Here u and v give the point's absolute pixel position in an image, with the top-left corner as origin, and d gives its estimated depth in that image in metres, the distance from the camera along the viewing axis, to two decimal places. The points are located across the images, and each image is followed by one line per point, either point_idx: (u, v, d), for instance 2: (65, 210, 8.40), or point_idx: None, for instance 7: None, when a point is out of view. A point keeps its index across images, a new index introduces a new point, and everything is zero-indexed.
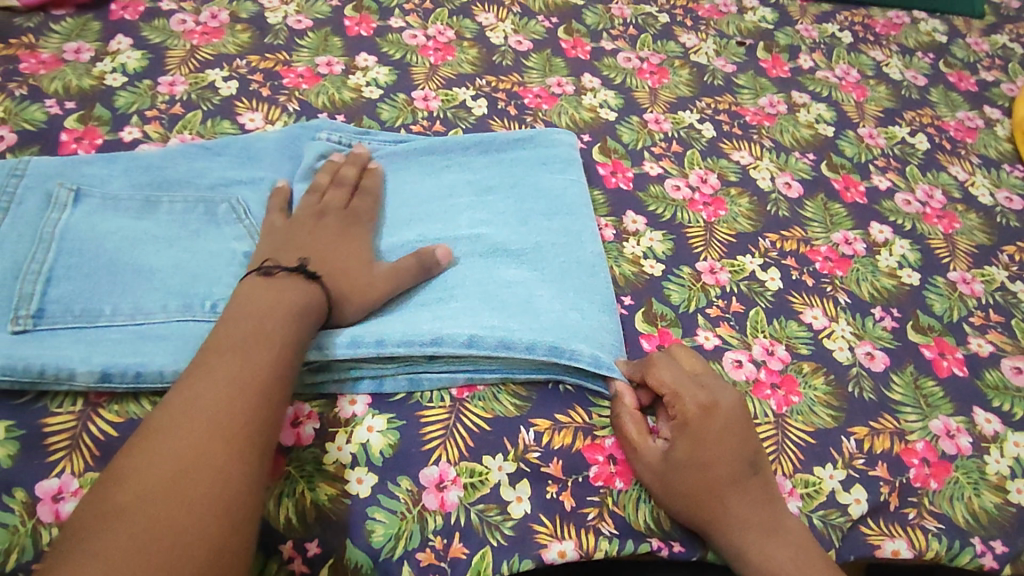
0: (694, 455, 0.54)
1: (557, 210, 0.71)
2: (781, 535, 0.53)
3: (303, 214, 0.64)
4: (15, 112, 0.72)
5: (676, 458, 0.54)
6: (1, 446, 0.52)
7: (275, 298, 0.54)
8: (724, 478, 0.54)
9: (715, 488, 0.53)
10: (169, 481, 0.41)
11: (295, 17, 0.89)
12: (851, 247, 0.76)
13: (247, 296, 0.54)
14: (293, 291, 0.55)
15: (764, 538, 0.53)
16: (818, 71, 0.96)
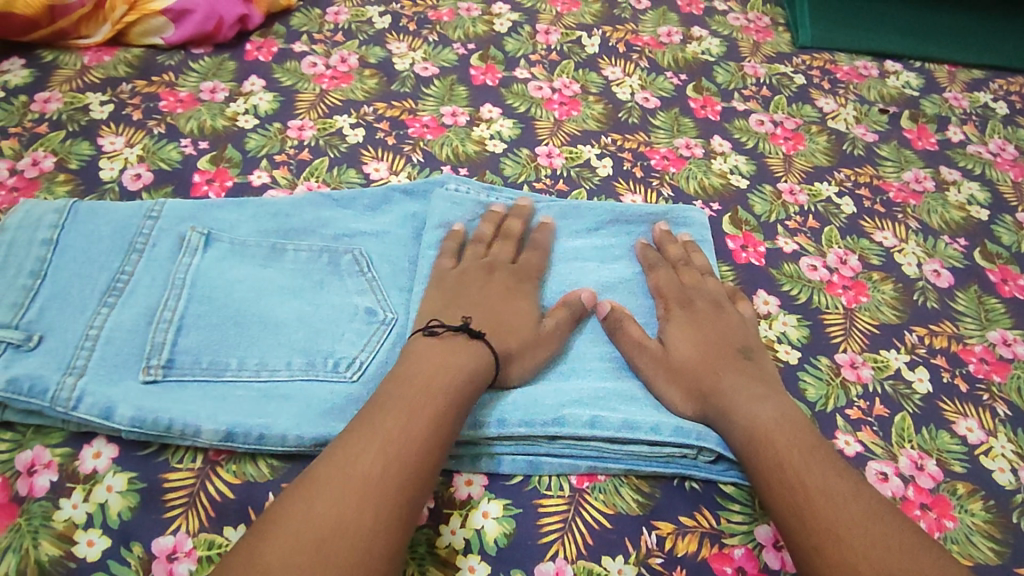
0: (818, 474, 0.50)
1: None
2: (910, 550, 0.46)
3: (473, 266, 0.64)
4: (153, 151, 0.73)
5: (804, 468, 0.50)
6: (123, 497, 0.52)
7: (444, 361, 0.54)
8: (843, 494, 0.49)
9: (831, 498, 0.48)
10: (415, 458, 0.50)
11: (422, 64, 0.89)
12: (1010, 349, 0.69)
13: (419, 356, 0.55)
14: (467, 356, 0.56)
15: (894, 554, 0.45)
16: (969, 145, 0.89)
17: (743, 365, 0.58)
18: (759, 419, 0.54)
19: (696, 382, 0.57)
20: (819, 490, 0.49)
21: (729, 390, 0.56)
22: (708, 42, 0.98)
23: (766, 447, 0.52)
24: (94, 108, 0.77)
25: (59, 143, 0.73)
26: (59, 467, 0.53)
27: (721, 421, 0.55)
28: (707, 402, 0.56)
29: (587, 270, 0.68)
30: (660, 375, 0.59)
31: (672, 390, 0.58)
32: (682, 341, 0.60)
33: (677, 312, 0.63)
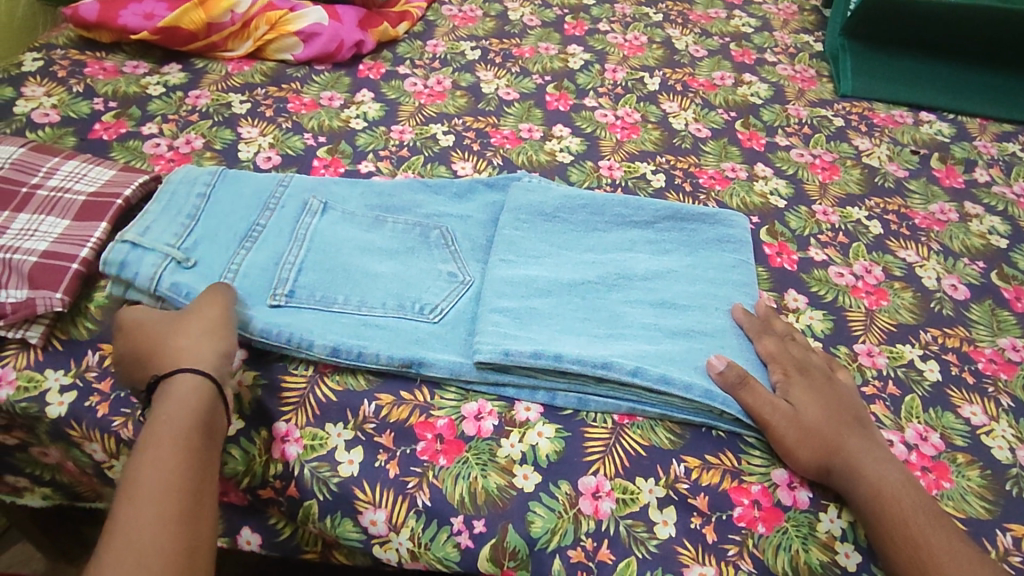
0: (940, 536, 0.55)
1: (724, 286, 0.76)
2: None
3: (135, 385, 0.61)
4: (282, 141, 0.89)
5: (927, 530, 0.56)
6: (249, 390, 0.64)
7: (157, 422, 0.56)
8: (965, 555, 0.54)
9: (956, 559, 0.54)
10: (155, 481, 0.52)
11: (506, 90, 1.03)
12: (1018, 353, 0.77)
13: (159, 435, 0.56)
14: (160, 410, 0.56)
15: None
16: (994, 186, 0.98)
17: (852, 420, 0.64)
18: (883, 477, 0.59)
19: (824, 442, 0.61)
20: (946, 550, 0.54)
21: (860, 453, 0.61)
22: (757, 87, 1.10)
23: (892, 501, 0.58)
24: (235, 105, 0.93)
25: (208, 129, 0.89)
26: None
27: (850, 478, 0.60)
28: (839, 462, 0.60)
29: (639, 256, 0.78)
30: (782, 424, 0.63)
31: (804, 450, 0.62)
32: (809, 407, 0.64)
33: (795, 376, 0.66)
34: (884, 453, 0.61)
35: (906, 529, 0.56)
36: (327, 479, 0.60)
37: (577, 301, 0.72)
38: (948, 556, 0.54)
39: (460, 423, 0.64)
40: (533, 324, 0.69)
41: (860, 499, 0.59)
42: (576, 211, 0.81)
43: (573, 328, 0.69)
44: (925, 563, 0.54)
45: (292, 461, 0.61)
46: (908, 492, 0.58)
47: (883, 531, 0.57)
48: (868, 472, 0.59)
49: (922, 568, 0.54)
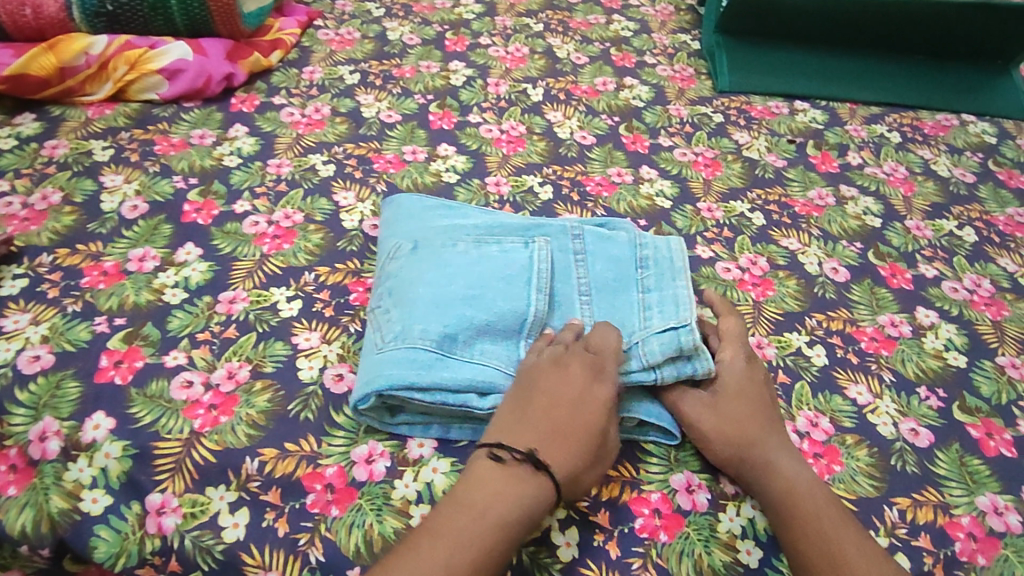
0: (848, 532, 0.56)
1: (649, 260, 0.72)
2: None
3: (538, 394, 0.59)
4: (149, 186, 0.85)
5: (837, 525, 0.56)
6: (119, 462, 0.60)
7: (516, 488, 0.55)
8: (871, 551, 0.55)
9: (862, 555, 0.54)
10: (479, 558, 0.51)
11: (387, 112, 1.01)
12: (897, 329, 0.79)
13: (479, 479, 0.55)
14: (526, 489, 0.55)
15: None
16: (866, 167, 1.02)
17: (770, 417, 0.65)
18: (796, 473, 0.60)
19: (739, 437, 0.62)
20: (854, 544, 0.55)
21: (775, 450, 0.62)
22: (638, 90, 1.12)
23: (803, 495, 0.59)
24: (97, 152, 0.88)
25: (66, 181, 0.84)
26: (65, 435, 0.61)
27: (763, 472, 0.61)
28: (754, 457, 0.61)
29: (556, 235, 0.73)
30: (706, 412, 0.64)
31: (720, 442, 0.63)
32: (733, 400, 0.64)
33: (726, 363, 0.67)
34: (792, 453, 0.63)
35: (816, 523, 0.56)
36: (211, 547, 0.57)
37: (505, 287, 0.66)
38: (856, 549, 0.55)
39: (351, 469, 0.61)
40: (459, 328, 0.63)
41: (769, 492, 0.60)
42: (481, 217, 0.77)
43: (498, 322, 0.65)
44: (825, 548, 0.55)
45: (171, 534, 0.57)
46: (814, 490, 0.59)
47: (791, 523, 0.57)
48: (779, 471, 0.61)
49: (833, 562, 0.54)
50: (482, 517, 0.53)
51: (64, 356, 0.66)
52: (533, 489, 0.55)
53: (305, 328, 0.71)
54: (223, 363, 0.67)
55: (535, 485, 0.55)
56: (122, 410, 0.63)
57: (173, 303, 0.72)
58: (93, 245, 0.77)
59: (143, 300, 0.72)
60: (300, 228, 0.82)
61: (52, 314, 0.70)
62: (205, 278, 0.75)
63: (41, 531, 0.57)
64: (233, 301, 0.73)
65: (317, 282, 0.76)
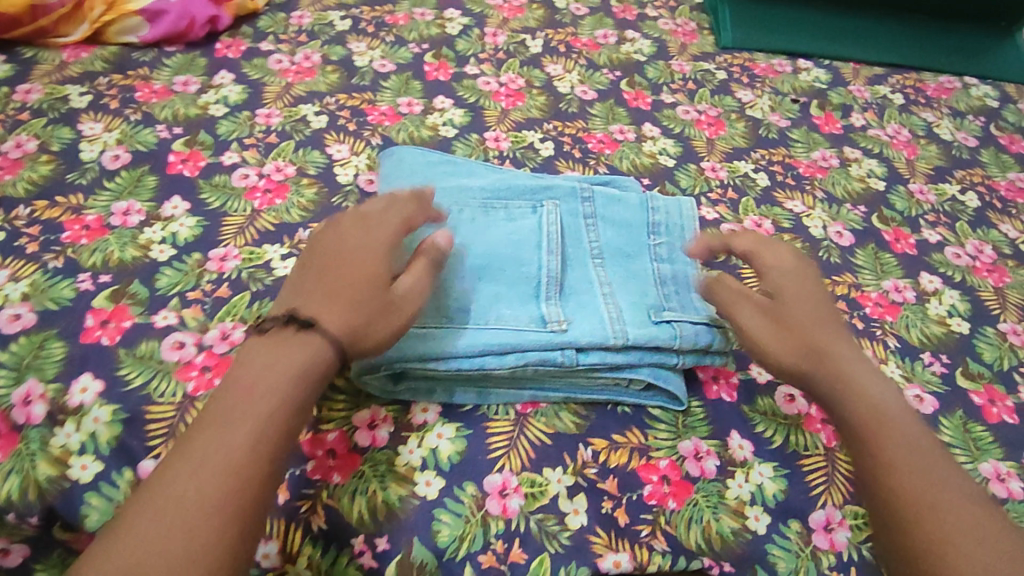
0: (930, 452, 0.52)
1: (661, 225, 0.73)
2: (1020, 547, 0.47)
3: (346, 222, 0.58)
4: (131, 135, 0.80)
5: (918, 442, 0.52)
6: (108, 428, 0.58)
7: (274, 357, 0.49)
8: (950, 474, 0.50)
9: (941, 479, 0.50)
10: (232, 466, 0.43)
11: (380, 62, 0.97)
12: (901, 294, 0.79)
13: (249, 357, 0.50)
14: (291, 354, 0.50)
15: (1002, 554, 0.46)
16: (870, 129, 1.00)
17: (847, 340, 0.60)
18: (871, 387, 0.56)
19: (834, 371, 0.57)
20: (931, 462, 0.51)
21: (848, 361, 0.57)
22: (640, 44, 1.08)
23: (887, 413, 0.54)
24: (73, 98, 0.83)
25: (42, 128, 0.79)
26: (51, 399, 0.58)
27: (835, 384, 0.56)
28: (822, 364, 0.57)
29: (562, 194, 0.72)
30: (762, 321, 0.60)
31: (790, 356, 0.58)
32: (800, 305, 0.61)
33: (770, 272, 0.64)
34: (892, 387, 0.56)
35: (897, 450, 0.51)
36: None
37: (517, 254, 0.67)
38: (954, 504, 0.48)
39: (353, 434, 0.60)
40: (470, 299, 0.63)
41: (846, 398, 0.55)
42: (482, 172, 0.76)
43: (511, 289, 0.65)
44: (921, 510, 0.48)
45: None
46: (916, 438, 0.52)
47: (870, 432, 0.53)
48: (881, 407, 0.54)
49: (913, 472, 0.50)
50: (242, 396, 0.47)
51: (46, 315, 0.63)
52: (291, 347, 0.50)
53: None
54: (216, 324, 0.65)
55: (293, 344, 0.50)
56: (111, 373, 0.60)
57: (160, 260, 0.69)
58: (74, 198, 0.73)
59: (129, 257, 0.69)
60: (293, 183, 0.78)
61: (35, 270, 0.66)
62: (193, 234, 0.72)
63: (28, 499, 0.55)
64: (223, 259, 0.70)
65: None
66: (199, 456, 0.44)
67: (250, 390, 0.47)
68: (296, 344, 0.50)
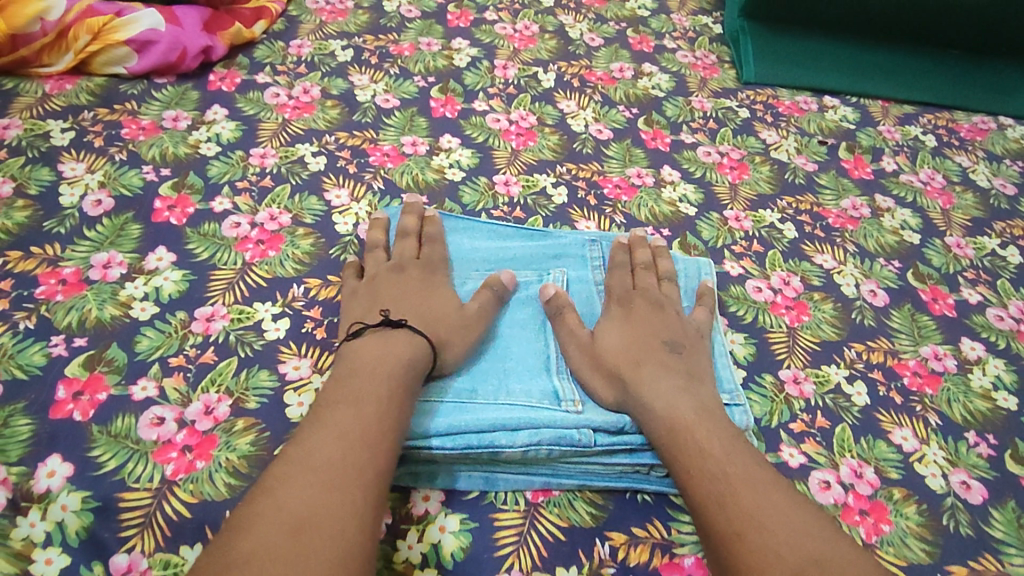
0: (730, 493, 0.51)
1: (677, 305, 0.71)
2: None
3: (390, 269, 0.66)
4: (115, 177, 0.75)
5: (721, 482, 0.52)
6: (77, 517, 0.52)
7: (377, 358, 0.57)
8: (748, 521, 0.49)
9: (737, 520, 0.49)
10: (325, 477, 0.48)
11: (384, 96, 0.91)
12: (941, 363, 0.73)
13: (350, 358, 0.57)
14: (398, 349, 0.58)
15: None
16: (902, 174, 0.95)
17: (686, 377, 0.60)
18: (717, 438, 0.55)
19: (662, 410, 0.57)
20: (736, 508, 0.50)
21: (704, 421, 0.56)
22: (658, 78, 1.03)
23: (688, 441, 0.55)
24: (55, 135, 0.78)
25: (19, 169, 0.73)
26: (13, 484, 0.52)
27: (641, 413, 0.58)
28: (686, 422, 0.56)
29: (572, 262, 0.71)
30: (648, 372, 0.59)
31: (602, 389, 0.60)
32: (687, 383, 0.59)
33: (615, 309, 0.66)
34: (727, 427, 0.56)
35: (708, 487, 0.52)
36: None
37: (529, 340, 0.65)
38: (790, 534, 0.49)
39: None
40: (478, 380, 0.61)
41: (663, 435, 0.56)
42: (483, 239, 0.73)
43: (521, 364, 0.63)
44: (749, 531, 0.49)
45: None
46: (745, 478, 0.52)
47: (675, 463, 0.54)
48: (706, 445, 0.54)
49: (723, 505, 0.51)
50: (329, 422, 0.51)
51: (13, 384, 0.57)
52: (385, 348, 0.58)
53: (293, 354, 0.63)
54: (199, 395, 0.59)
55: (386, 345, 0.58)
56: (82, 453, 0.54)
57: (141, 320, 0.63)
58: (50, 247, 0.68)
59: (107, 316, 0.63)
60: (287, 232, 0.73)
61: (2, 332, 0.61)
62: (178, 290, 0.66)
63: None
64: (211, 318, 0.64)
65: (307, 297, 0.68)
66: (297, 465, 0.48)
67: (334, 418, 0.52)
68: (391, 346, 0.58)
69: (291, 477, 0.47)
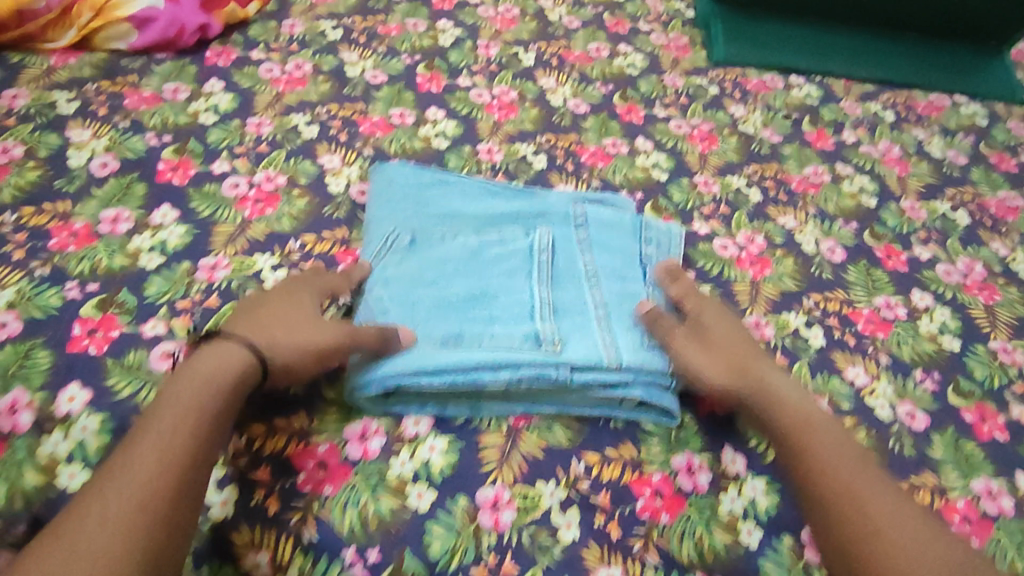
0: (877, 493, 0.54)
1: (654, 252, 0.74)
2: None
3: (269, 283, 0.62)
4: (119, 142, 0.79)
5: (864, 483, 0.54)
6: (94, 437, 0.56)
7: (209, 368, 0.52)
8: (900, 521, 0.52)
9: (878, 520, 0.52)
10: (159, 457, 0.46)
11: (373, 72, 0.96)
12: (892, 311, 0.79)
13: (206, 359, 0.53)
14: (229, 359, 0.53)
15: None
16: (861, 145, 1.01)
17: (782, 372, 0.64)
18: (828, 429, 0.58)
19: (793, 403, 0.60)
20: (899, 511, 0.53)
21: (823, 419, 0.60)
22: (633, 58, 1.09)
23: (813, 439, 0.57)
24: (62, 105, 0.82)
25: (28, 134, 0.78)
26: (37, 408, 0.57)
27: (771, 407, 0.60)
28: (807, 420, 0.59)
29: (557, 221, 0.73)
30: (770, 370, 0.63)
31: (717, 372, 0.62)
32: (787, 380, 0.63)
33: (690, 305, 0.68)
34: (848, 435, 0.59)
35: (859, 485, 0.54)
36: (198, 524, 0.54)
37: (506, 284, 0.67)
38: (920, 544, 0.51)
39: (344, 446, 0.59)
40: (464, 327, 0.63)
41: (794, 431, 0.58)
42: (474, 193, 0.76)
43: (507, 311, 0.65)
44: (887, 529, 0.51)
45: None
46: (877, 488, 0.54)
47: (807, 462, 0.56)
48: (835, 447, 0.57)
49: (853, 499, 0.53)
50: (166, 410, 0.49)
51: (30, 323, 0.62)
52: (219, 356, 0.53)
53: None
54: (205, 333, 0.64)
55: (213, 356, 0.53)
56: (99, 381, 0.59)
57: (149, 268, 0.68)
58: (60, 204, 0.72)
59: (117, 265, 0.68)
60: (284, 192, 0.78)
61: (18, 278, 0.65)
62: (183, 243, 0.71)
63: (14, 508, 0.52)
64: (214, 267, 0.69)
65: (303, 251, 0.72)
66: (131, 451, 0.47)
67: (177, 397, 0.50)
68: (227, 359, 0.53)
69: (131, 458, 0.46)
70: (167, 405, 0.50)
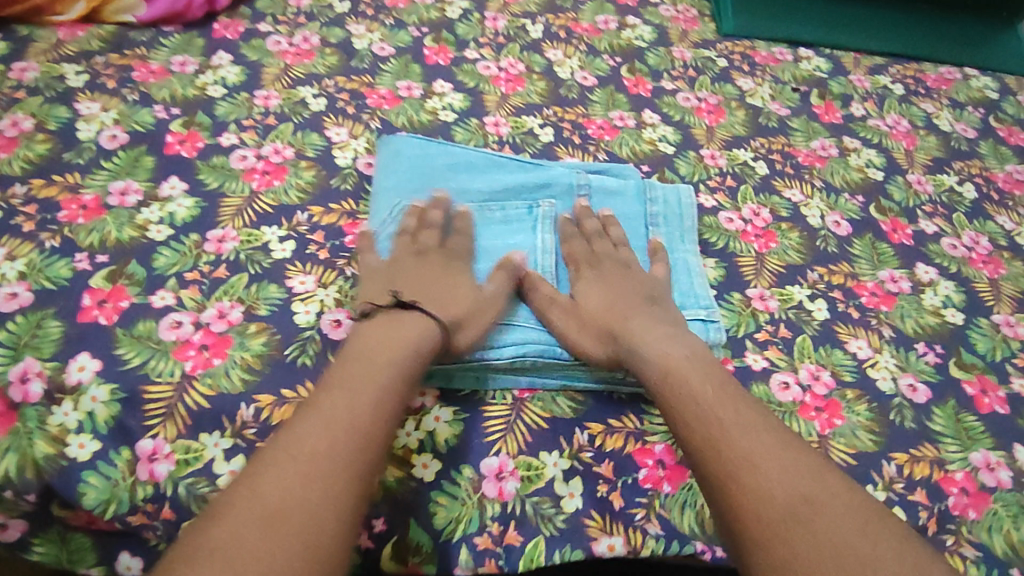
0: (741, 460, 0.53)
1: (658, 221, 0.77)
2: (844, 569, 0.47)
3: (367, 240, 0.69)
4: (128, 115, 0.80)
5: (741, 446, 0.54)
6: (105, 407, 0.57)
7: (384, 338, 0.59)
8: (799, 497, 0.51)
9: (748, 482, 0.52)
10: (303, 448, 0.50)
11: (379, 44, 0.96)
12: (897, 285, 0.79)
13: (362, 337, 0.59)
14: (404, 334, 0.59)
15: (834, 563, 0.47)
16: (869, 119, 1.00)
17: (673, 326, 0.65)
18: (684, 377, 0.59)
19: (654, 356, 0.61)
20: (803, 487, 0.52)
21: (688, 371, 0.60)
22: (641, 30, 1.08)
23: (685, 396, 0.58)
24: (70, 77, 0.82)
25: (38, 107, 0.78)
26: (49, 377, 0.58)
27: (634, 357, 0.62)
28: (675, 374, 0.59)
29: (560, 193, 0.76)
30: (635, 322, 0.64)
31: (594, 346, 0.63)
32: (670, 332, 0.64)
33: (586, 272, 0.70)
34: (719, 377, 0.60)
35: (725, 450, 0.54)
36: (206, 495, 0.55)
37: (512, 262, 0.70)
38: (779, 474, 0.52)
39: None
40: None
41: (657, 389, 0.59)
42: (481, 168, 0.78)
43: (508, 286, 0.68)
44: (752, 483, 0.52)
45: (163, 481, 0.55)
46: (771, 431, 0.56)
47: (687, 416, 0.57)
48: (696, 390, 0.58)
49: (716, 447, 0.54)
50: (356, 395, 0.54)
51: (43, 294, 0.63)
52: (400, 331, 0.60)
53: (299, 271, 0.69)
54: (214, 303, 0.65)
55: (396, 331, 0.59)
56: (109, 352, 0.60)
57: (158, 240, 0.69)
58: (70, 176, 0.73)
59: (127, 237, 0.69)
60: (291, 165, 0.78)
61: (30, 249, 0.66)
62: (192, 215, 0.72)
63: (28, 476, 0.54)
64: (222, 240, 0.70)
65: (310, 222, 0.73)
66: (320, 431, 0.51)
67: (356, 387, 0.54)
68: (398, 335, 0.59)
69: (288, 448, 0.50)
70: (344, 394, 0.54)
